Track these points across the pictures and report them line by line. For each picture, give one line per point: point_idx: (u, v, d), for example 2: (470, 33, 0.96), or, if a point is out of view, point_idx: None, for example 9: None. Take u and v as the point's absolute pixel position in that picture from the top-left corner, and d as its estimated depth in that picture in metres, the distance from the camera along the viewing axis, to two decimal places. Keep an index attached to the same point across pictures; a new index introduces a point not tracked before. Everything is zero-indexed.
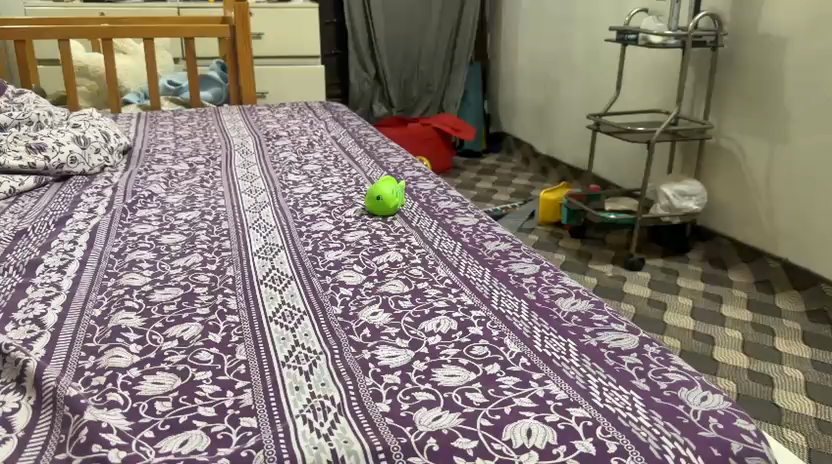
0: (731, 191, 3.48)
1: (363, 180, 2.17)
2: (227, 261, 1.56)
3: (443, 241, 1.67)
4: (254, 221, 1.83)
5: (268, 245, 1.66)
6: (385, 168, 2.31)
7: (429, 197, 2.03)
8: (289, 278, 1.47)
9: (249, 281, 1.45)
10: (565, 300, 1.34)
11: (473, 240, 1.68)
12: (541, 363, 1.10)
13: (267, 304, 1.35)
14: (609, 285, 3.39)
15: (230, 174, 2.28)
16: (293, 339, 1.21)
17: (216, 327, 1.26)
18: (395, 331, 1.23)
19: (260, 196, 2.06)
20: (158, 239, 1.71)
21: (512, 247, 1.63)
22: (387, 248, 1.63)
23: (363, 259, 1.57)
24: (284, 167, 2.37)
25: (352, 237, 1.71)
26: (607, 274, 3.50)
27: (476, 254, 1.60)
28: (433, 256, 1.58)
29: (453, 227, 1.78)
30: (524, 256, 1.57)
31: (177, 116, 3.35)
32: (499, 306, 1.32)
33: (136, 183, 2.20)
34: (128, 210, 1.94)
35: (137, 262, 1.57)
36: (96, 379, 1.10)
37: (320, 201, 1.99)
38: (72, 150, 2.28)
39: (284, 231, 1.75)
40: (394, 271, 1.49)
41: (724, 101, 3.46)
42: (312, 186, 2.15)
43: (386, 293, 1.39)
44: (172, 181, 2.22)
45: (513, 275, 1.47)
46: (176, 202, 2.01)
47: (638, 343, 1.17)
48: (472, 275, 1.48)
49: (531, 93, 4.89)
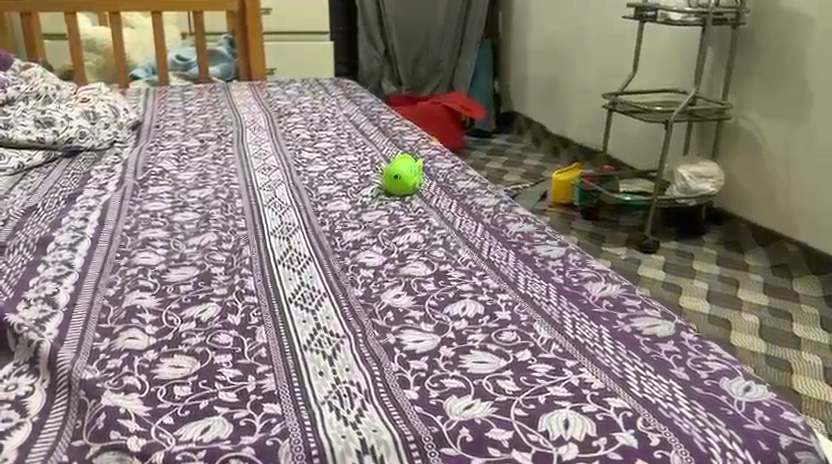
0: (748, 173, 3.42)
1: (378, 159, 2.12)
2: (243, 240, 1.52)
3: (464, 222, 1.62)
4: (269, 200, 1.78)
5: (285, 224, 1.61)
6: (400, 146, 2.26)
7: (447, 176, 1.97)
8: (307, 258, 1.43)
9: (266, 261, 1.41)
10: (595, 285, 1.29)
11: (495, 221, 1.63)
12: (574, 351, 1.06)
13: (286, 286, 1.30)
14: (622, 267, 3.35)
15: (243, 152, 2.23)
16: (314, 322, 1.17)
17: (235, 309, 1.22)
18: (420, 315, 1.19)
19: (273, 173, 2.00)
20: (172, 217, 1.67)
21: (535, 229, 1.58)
22: (407, 229, 1.58)
23: (382, 240, 1.52)
24: (297, 145, 2.31)
25: (369, 217, 1.66)
26: (620, 257, 3.45)
27: (499, 235, 1.55)
28: (454, 237, 1.53)
29: (473, 207, 1.73)
30: (549, 238, 1.52)
31: (186, 91, 3.28)
32: (526, 290, 1.27)
33: (146, 160, 2.15)
34: (139, 187, 1.90)
35: (150, 240, 1.53)
36: (111, 362, 1.06)
37: (335, 180, 1.94)
38: (81, 125, 2.23)
39: (300, 211, 1.70)
40: (415, 253, 1.44)
41: (743, 80, 3.38)
42: (326, 164, 2.09)
43: (409, 275, 1.34)
44: (183, 158, 2.17)
45: (538, 257, 1.42)
46: (188, 179, 1.96)
47: (674, 330, 1.13)
48: (496, 257, 1.43)
49: (543, 71, 4.80)
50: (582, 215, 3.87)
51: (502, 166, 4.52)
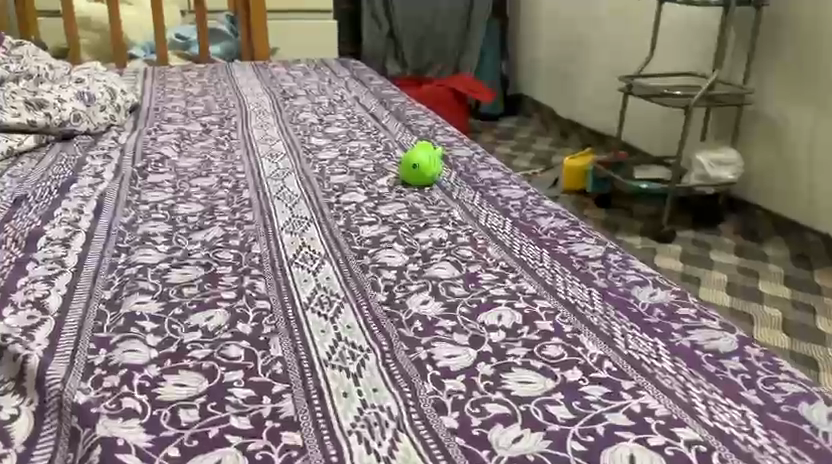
0: (772, 160, 3.26)
1: (393, 146, 1.99)
2: (252, 235, 1.39)
3: (491, 217, 1.50)
4: (277, 190, 1.65)
5: (295, 218, 1.49)
6: (415, 132, 2.12)
7: (468, 165, 1.84)
8: (322, 258, 1.30)
9: (278, 260, 1.29)
10: (642, 291, 1.17)
11: (524, 215, 1.51)
12: (631, 371, 0.94)
13: (301, 290, 1.18)
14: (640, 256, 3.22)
15: (248, 137, 2.10)
16: (334, 332, 1.05)
17: (245, 316, 1.09)
18: (452, 325, 1.07)
19: (281, 160, 1.88)
20: (173, 209, 1.54)
21: (568, 225, 1.46)
22: (429, 224, 1.46)
23: (403, 236, 1.39)
24: (305, 130, 2.18)
25: (387, 210, 1.53)
26: (637, 245, 3.31)
27: (530, 232, 1.42)
28: (481, 234, 1.41)
29: (499, 200, 1.60)
30: (584, 236, 1.40)
31: (186, 72, 3.14)
32: (567, 295, 1.15)
33: (145, 145, 2.02)
34: (138, 175, 1.77)
35: (150, 236, 1.40)
36: (108, 379, 0.94)
37: (348, 169, 1.81)
38: (75, 108, 2.10)
39: (311, 203, 1.58)
40: (440, 252, 1.32)
41: (766, 64, 3.22)
42: (337, 151, 1.96)
43: (435, 278, 1.22)
44: (184, 143, 2.04)
45: (576, 257, 1.30)
46: (190, 166, 1.83)
47: (737, 346, 1.01)
48: (529, 256, 1.31)
49: (554, 53, 4.62)
50: (596, 202, 3.70)
51: (512, 150, 4.38)
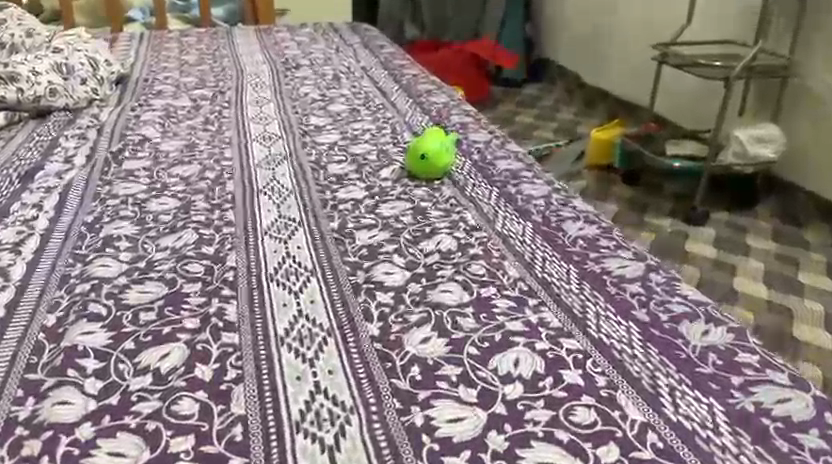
0: (813, 138, 2.82)
1: (400, 128, 1.77)
2: (229, 242, 1.20)
3: (509, 221, 1.29)
4: (265, 182, 1.45)
5: (282, 220, 1.28)
6: (427, 112, 1.90)
7: (485, 153, 1.62)
8: (308, 273, 1.10)
9: (256, 276, 1.09)
10: (692, 330, 0.96)
11: (548, 219, 1.29)
12: (682, 451, 0.75)
13: (278, 318, 0.99)
14: (666, 240, 2.82)
15: (241, 114, 1.89)
16: (311, 382, 0.86)
17: (207, 355, 0.91)
18: (457, 372, 0.87)
19: (274, 144, 1.66)
20: (145, 205, 1.35)
21: (600, 232, 1.24)
22: (436, 229, 1.25)
23: (404, 245, 1.19)
24: (304, 107, 1.96)
25: (388, 211, 1.32)
26: (663, 229, 2.91)
27: (554, 241, 1.21)
28: (497, 243, 1.20)
29: (520, 197, 1.39)
30: (620, 248, 1.19)
31: (184, 37, 2.91)
32: (599, 333, 0.95)
33: (126, 123, 1.81)
34: (112, 160, 1.57)
35: (113, 240, 1.21)
36: (27, 446, 0.76)
37: (348, 155, 1.60)
38: (51, 81, 1.90)
39: (302, 199, 1.37)
40: (447, 266, 1.12)
41: (816, 29, 2.75)
42: (338, 133, 1.75)
43: (440, 304, 1.01)
44: (169, 121, 1.83)
45: (610, 278, 1.09)
46: (172, 149, 1.63)
47: (814, 413, 0.81)
48: (553, 275, 1.10)
49: (580, 14, 4.20)
50: (621, 180, 3.33)
51: (535, 117, 4.02)
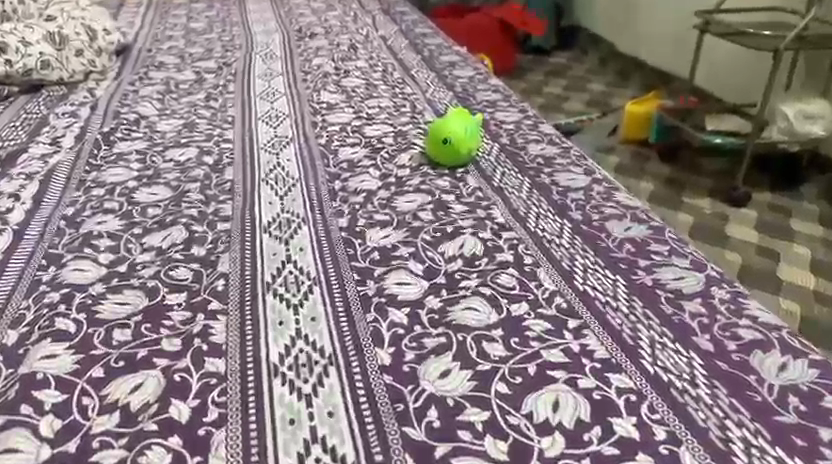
0: None
1: (420, 106, 1.60)
2: (223, 242, 1.05)
3: (543, 218, 1.12)
4: (268, 169, 1.29)
5: (284, 215, 1.13)
6: (451, 88, 1.72)
7: (516, 135, 1.45)
8: (310, 282, 0.95)
9: (250, 285, 0.94)
10: (766, 365, 0.81)
11: (589, 216, 1.13)
12: None
13: (273, 340, 0.84)
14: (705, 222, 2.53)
15: (248, 89, 1.72)
16: (309, 428, 0.72)
17: (187, 389, 0.77)
18: (484, 418, 0.72)
19: (281, 124, 1.50)
20: (133, 195, 1.21)
21: (650, 234, 1.07)
22: (459, 228, 1.09)
23: (422, 248, 1.03)
24: (316, 81, 1.79)
25: (405, 205, 1.17)
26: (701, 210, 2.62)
27: (596, 244, 1.05)
28: (530, 246, 1.04)
29: (555, 189, 1.22)
30: (674, 255, 1.02)
31: (193, 4, 2.73)
32: (656, 369, 0.79)
33: (122, 99, 1.66)
34: (102, 142, 1.42)
35: (92, 238, 1.07)
36: None
37: (362, 138, 1.44)
38: (43, 52, 1.74)
39: (309, 189, 1.21)
40: (472, 275, 0.96)
41: None
42: (352, 112, 1.58)
43: (464, 326, 0.86)
44: (168, 97, 1.67)
45: (664, 295, 0.93)
46: (169, 130, 1.48)
47: None
48: (597, 288, 0.94)
49: None
50: (656, 155, 3.03)
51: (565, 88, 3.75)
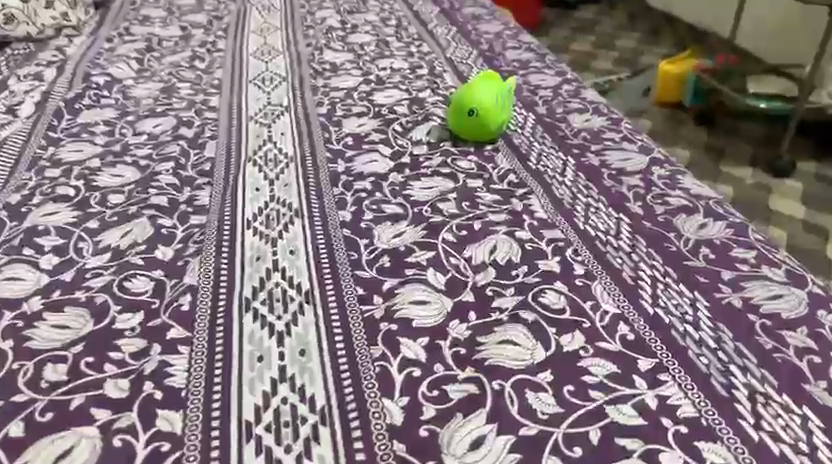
0: None
1: (439, 68, 1.37)
2: (195, 242, 0.84)
3: (593, 211, 0.91)
4: (257, 145, 1.07)
5: (273, 207, 0.91)
6: (475, 46, 1.48)
7: (554, 103, 1.22)
8: (300, 300, 0.74)
9: (222, 305, 0.73)
10: None
11: (651, 209, 0.91)
12: None
13: (249, 386, 0.64)
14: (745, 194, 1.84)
15: (240, 47, 1.49)
16: None
17: (130, 457, 0.57)
18: None
19: (276, 88, 1.28)
20: (94, 178, 1.00)
21: (731, 234, 0.85)
22: (489, 225, 0.87)
23: (444, 252, 0.82)
24: (318, 37, 1.55)
25: (421, 194, 0.95)
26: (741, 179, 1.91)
27: (663, 249, 0.83)
28: (580, 250, 0.83)
29: (606, 174, 1.00)
30: (765, 264, 0.80)
31: None
32: (763, 439, 0.58)
33: (95, 59, 1.43)
34: (64, 110, 1.20)
35: (36, 235, 0.87)
36: None
37: (370, 106, 1.21)
38: (6, 4, 1.52)
39: (305, 172, 1.00)
40: (508, 291, 0.75)
41: None
42: (360, 75, 1.35)
43: (502, 366, 0.65)
44: (148, 57, 1.44)
45: (759, 322, 0.71)
46: (145, 96, 1.26)
47: None
48: (671, 312, 0.72)
49: None
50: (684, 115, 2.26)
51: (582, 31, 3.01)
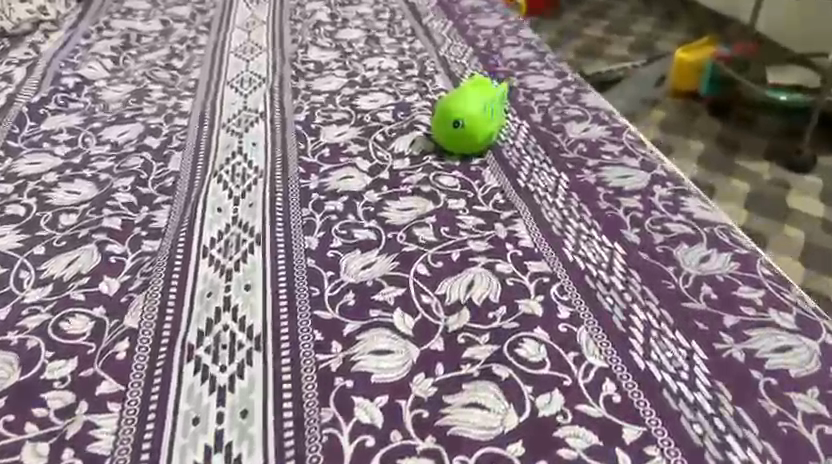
0: None
1: (431, 68, 1.28)
2: (143, 274, 0.77)
3: (584, 239, 0.82)
4: (225, 158, 0.99)
5: (233, 231, 0.83)
6: (471, 43, 1.39)
7: (551, 109, 1.13)
8: (250, 348, 0.67)
9: (162, 354, 0.66)
10: None
11: (648, 238, 0.82)
12: None
13: (181, 455, 0.57)
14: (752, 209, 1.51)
15: (222, 43, 1.41)
16: None
17: None
18: None
19: (255, 90, 1.20)
20: (47, 194, 0.93)
21: (736, 269, 0.77)
22: (469, 255, 0.79)
23: (416, 288, 0.74)
24: (305, 32, 1.46)
25: (398, 216, 0.87)
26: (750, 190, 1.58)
27: (660, 287, 0.74)
28: (567, 286, 0.74)
29: (602, 193, 0.91)
30: (773, 307, 0.72)
31: None
32: None
33: (68, 57, 1.35)
34: (27, 115, 1.13)
35: None
36: None
37: (353, 112, 1.13)
38: None
39: (273, 189, 0.92)
40: (482, 338, 0.67)
41: None
42: (345, 75, 1.26)
43: (467, 433, 0.58)
44: (125, 55, 1.36)
45: (764, 382, 0.63)
46: (114, 99, 1.18)
47: None
48: (664, 368, 0.64)
49: None
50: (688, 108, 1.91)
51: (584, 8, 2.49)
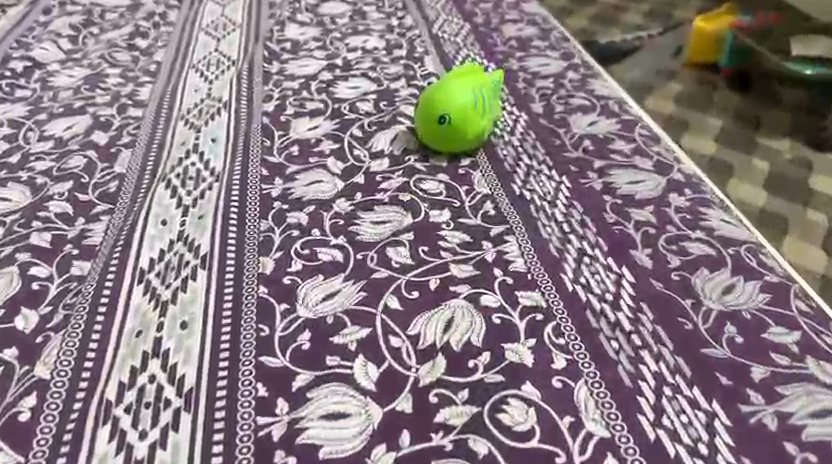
0: None
1: (421, 48, 1.14)
2: (66, 307, 0.65)
3: (586, 263, 0.70)
4: (178, 157, 0.87)
5: (176, 252, 0.72)
6: (468, 17, 1.24)
7: (553, 98, 0.99)
8: (179, 409, 0.56)
9: (74, 416, 0.56)
10: None
11: (663, 260, 0.70)
12: None
13: None
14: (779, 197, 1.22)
15: (192, 19, 1.27)
16: None
17: None
18: None
19: (222, 75, 1.07)
20: None
21: (767, 304, 0.65)
22: (449, 283, 0.67)
23: (384, 326, 0.63)
24: (285, 6, 1.32)
25: (371, 230, 0.75)
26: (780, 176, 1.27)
27: (675, 327, 0.62)
28: (566, 326, 0.62)
29: (609, 202, 0.78)
30: (811, 356, 0.60)
31: None
32: None
33: (22, 35, 1.23)
34: None
35: None
36: None
37: (329, 100, 1.00)
38: None
39: (227, 197, 0.80)
40: (460, 396, 0.56)
41: None
42: (323, 57, 1.13)
43: None
44: (85, 33, 1.24)
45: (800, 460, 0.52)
46: (65, 87, 1.06)
47: None
48: (680, 440, 0.53)
49: None
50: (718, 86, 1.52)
51: None
